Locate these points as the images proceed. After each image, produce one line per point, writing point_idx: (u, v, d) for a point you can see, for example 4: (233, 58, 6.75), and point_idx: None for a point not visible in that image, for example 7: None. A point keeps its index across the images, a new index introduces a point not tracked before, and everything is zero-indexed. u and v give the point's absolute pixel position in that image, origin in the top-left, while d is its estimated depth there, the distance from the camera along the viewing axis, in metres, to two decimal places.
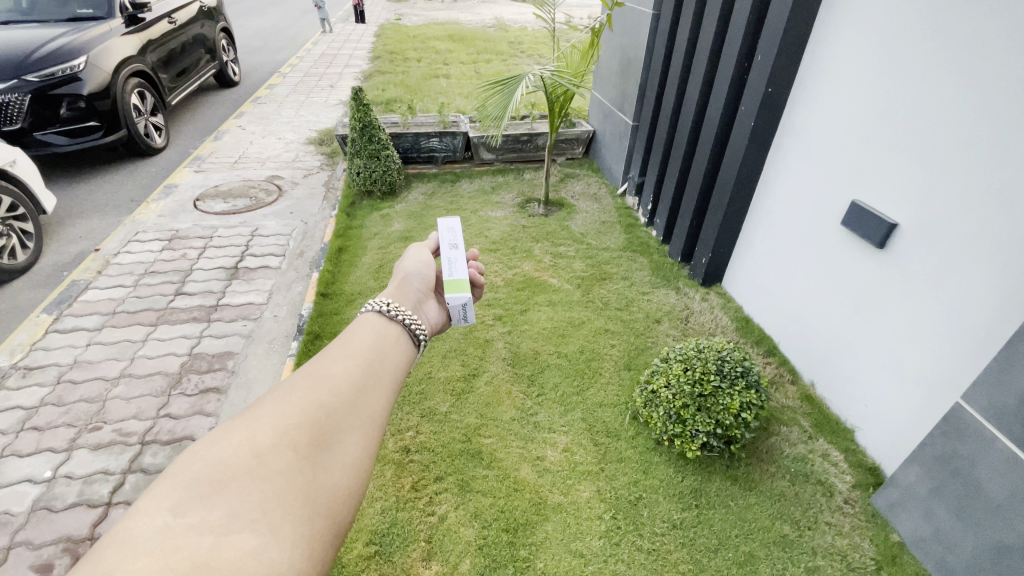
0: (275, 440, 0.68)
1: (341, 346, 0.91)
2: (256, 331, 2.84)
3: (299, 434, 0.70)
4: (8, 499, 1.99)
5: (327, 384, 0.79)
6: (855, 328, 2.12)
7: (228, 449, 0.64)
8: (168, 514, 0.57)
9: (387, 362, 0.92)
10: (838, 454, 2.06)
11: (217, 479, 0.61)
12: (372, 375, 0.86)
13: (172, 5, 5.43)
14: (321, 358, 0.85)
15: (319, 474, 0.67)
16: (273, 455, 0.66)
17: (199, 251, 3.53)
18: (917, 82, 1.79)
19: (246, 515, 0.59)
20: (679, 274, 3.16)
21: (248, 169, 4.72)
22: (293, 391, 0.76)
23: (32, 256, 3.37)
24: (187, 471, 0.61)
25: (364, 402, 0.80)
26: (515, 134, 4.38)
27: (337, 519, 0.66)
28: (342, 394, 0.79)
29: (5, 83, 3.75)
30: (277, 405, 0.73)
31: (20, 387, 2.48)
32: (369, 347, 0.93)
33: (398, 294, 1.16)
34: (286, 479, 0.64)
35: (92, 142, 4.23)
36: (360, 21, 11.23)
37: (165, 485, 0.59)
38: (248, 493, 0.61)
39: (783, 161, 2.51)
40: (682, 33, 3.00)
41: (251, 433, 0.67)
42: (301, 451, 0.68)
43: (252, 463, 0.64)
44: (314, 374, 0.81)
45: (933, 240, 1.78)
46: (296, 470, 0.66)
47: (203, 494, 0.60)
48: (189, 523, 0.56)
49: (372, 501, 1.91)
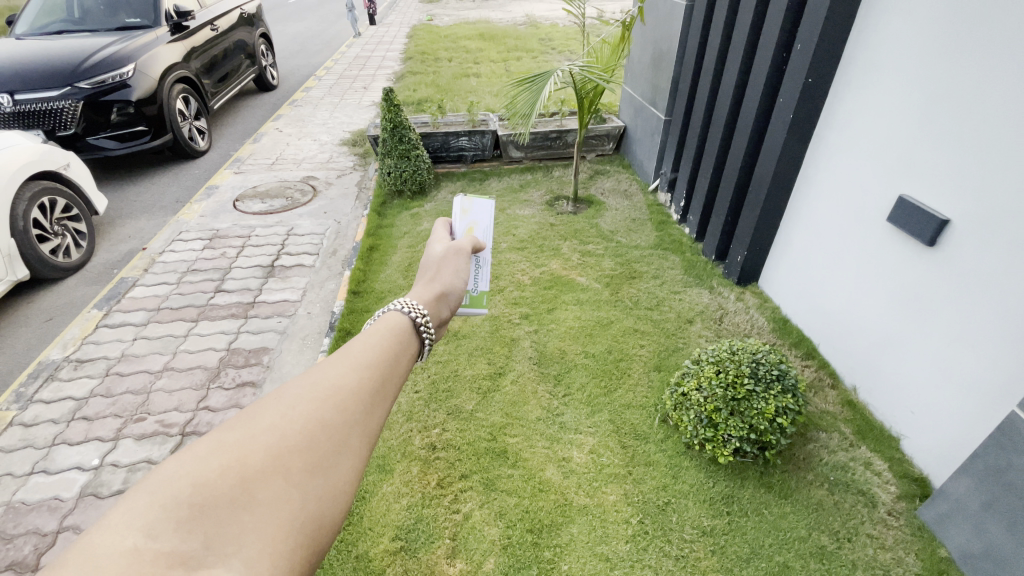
0: (270, 461, 0.59)
1: (361, 349, 0.81)
2: (291, 328, 2.92)
3: (296, 455, 0.61)
4: (59, 485, 2.11)
5: (338, 397, 0.71)
6: (900, 332, 2.01)
7: (213, 467, 0.56)
8: (136, 536, 0.49)
9: (404, 373, 0.83)
10: (881, 463, 1.95)
11: (195, 503, 0.53)
12: (387, 387, 0.77)
13: (215, 12, 5.64)
14: (336, 362, 0.76)
15: (313, 504, 0.60)
16: (264, 480, 0.58)
17: (238, 250, 3.65)
18: (971, 70, 1.68)
19: (221, 550, 0.51)
20: (713, 273, 3.06)
21: (284, 170, 4.86)
22: (298, 400, 0.68)
23: (85, 255, 3.56)
24: (164, 486, 0.53)
25: (374, 423, 0.72)
26: (544, 131, 4.35)
27: (323, 558, 0.59)
28: (352, 409, 0.70)
29: (60, 91, 3.97)
30: (278, 417, 0.64)
31: (72, 378, 2.63)
32: (389, 353, 0.84)
33: (434, 300, 1.05)
34: (274, 510, 0.56)
35: (140, 146, 4.45)
36: (372, 21, 11.35)
37: (139, 501, 0.52)
38: (228, 526, 0.53)
39: (824, 157, 2.39)
40: (717, 24, 2.91)
41: (244, 450, 0.59)
42: (297, 478, 0.60)
43: (239, 489, 0.56)
44: (326, 381, 0.72)
45: (990, 238, 1.65)
46: (288, 501, 0.58)
47: (178, 518, 0.51)
48: (155, 551, 0.48)
49: (399, 497, 1.92)
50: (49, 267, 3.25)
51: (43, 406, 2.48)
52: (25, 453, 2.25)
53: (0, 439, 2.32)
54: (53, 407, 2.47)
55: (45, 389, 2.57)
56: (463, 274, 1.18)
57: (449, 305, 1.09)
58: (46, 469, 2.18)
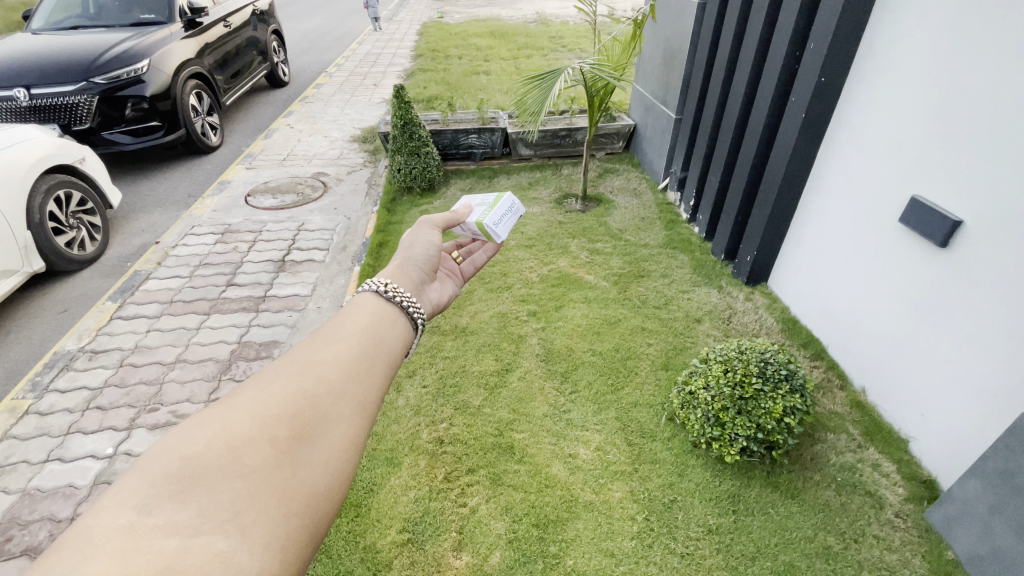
0: (253, 433, 0.69)
1: (332, 329, 0.92)
2: (300, 322, 2.95)
3: (278, 426, 0.71)
4: (74, 473, 2.15)
5: (314, 372, 0.81)
6: (910, 333, 2.00)
7: (200, 443, 0.66)
8: (133, 513, 0.58)
9: (381, 347, 0.93)
10: (889, 465, 1.94)
11: (187, 475, 0.63)
12: (362, 361, 0.87)
13: (228, 9, 5.69)
14: (310, 344, 0.86)
15: (298, 470, 0.68)
16: (249, 449, 0.67)
17: (250, 244, 3.70)
18: (987, 69, 1.66)
19: (215, 516, 0.60)
20: (722, 272, 3.05)
21: (295, 166, 4.90)
22: (276, 379, 0.78)
23: (100, 248, 3.62)
24: (157, 464, 0.63)
25: (352, 391, 0.81)
26: (554, 129, 4.36)
27: (315, 517, 0.67)
28: (328, 383, 0.80)
29: (76, 86, 4.03)
30: (258, 394, 0.74)
31: (87, 368, 2.68)
32: (364, 332, 0.94)
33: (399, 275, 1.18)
34: (262, 476, 0.65)
35: (154, 141, 4.50)
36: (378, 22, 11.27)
37: (133, 480, 0.61)
38: (221, 491, 0.63)
39: (834, 156, 2.39)
40: (730, 22, 2.89)
41: (227, 425, 0.69)
42: (280, 446, 0.69)
43: (226, 458, 0.65)
44: (301, 360, 0.82)
45: (1002, 238, 1.64)
46: (273, 468, 0.67)
47: (170, 491, 0.61)
48: (154, 523, 0.58)
49: (406, 490, 1.94)
50: (64, 260, 3.31)
51: (59, 395, 2.52)
52: (41, 441, 2.30)
53: (17, 428, 2.37)
54: (68, 397, 2.51)
55: (61, 378, 2.62)
56: (414, 237, 1.34)
57: (412, 263, 1.26)
58: (62, 457, 2.22)
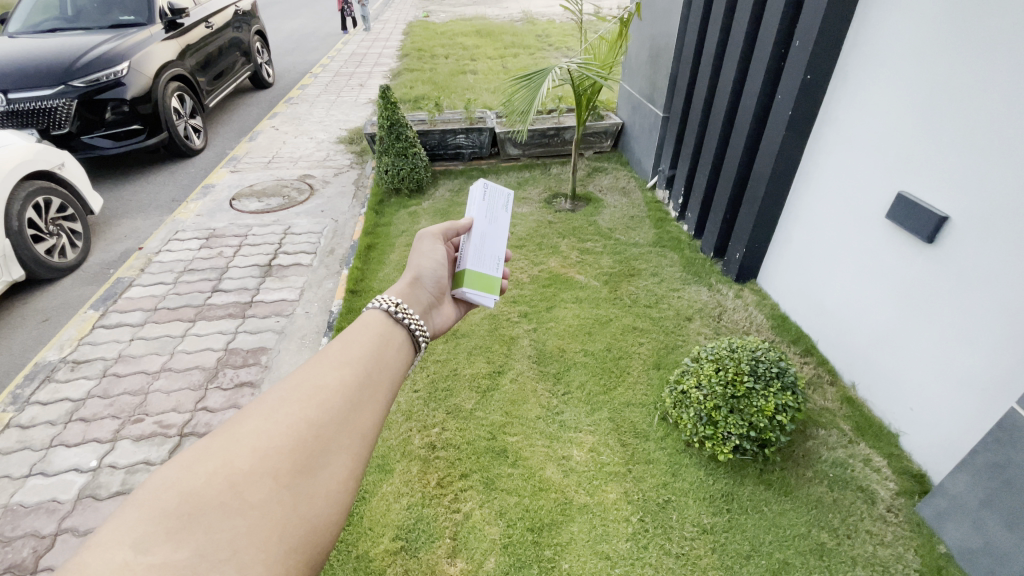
0: (255, 466, 0.67)
1: (337, 349, 0.89)
2: (289, 327, 2.91)
3: (281, 459, 0.69)
4: (57, 487, 2.10)
5: (318, 399, 0.79)
6: (898, 330, 2.02)
7: (201, 476, 0.64)
8: (130, 551, 0.56)
9: (385, 370, 0.92)
10: (880, 460, 1.96)
11: (186, 511, 0.60)
12: (367, 385, 0.85)
13: (209, 10, 5.60)
14: (316, 367, 0.84)
15: (300, 505, 0.67)
16: (250, 484, 0.65)
17: (236, 249, 3.64)
18: (971, 65, 1.67)
19: (213, 555, 0.58)
20: (712, 270, 3.06)
21: (281, 168, 4.83)
22: (280, 406, 0.76)
23: (81, 255, 3.54)
24: (154, 499, 0.60)
25: (355, 420, 0.80)
26: (541, 128, 4.35)
27: (312, 553, 0.66)
28: (333, 411, 0.78)
29: (53, 89, 3.94)
30: (261, 423, 0.72)
31: (68, 379, 2.61)
32: (370, 354, 0.92)
33: (410, 294, 1.16)
34: (263, 513, 0.64)
35: (136, 144, 4.42)
36: (354, 27, 10.97)
37: (131, 516, 0.58)
38: (220, 529, 0.60)
39: (821, 155, 2.40)
40: (716, 20, 2.90)
41: (229, 457, 0.66)
42: (282, 480, 0.67)
43: (226, 493, 0.63)
44: (306, 385, 0.80)
45: (988, 232, 1.66)
46: (273, 503, 0.65)
47: (169, 528, 0.59)
48: (151, 562, 0.55)
49: (398, 497, 1.92)
50: (45, 268, 3.23)
51: (40, 408, 2.46)
52: (23, 456, 2.24)
53: None
54: (50, 408, 2.45)
55: (42, 391, 2.55)
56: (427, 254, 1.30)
57: (422, 287, 1.22)
58: (44, 471, 2.17)
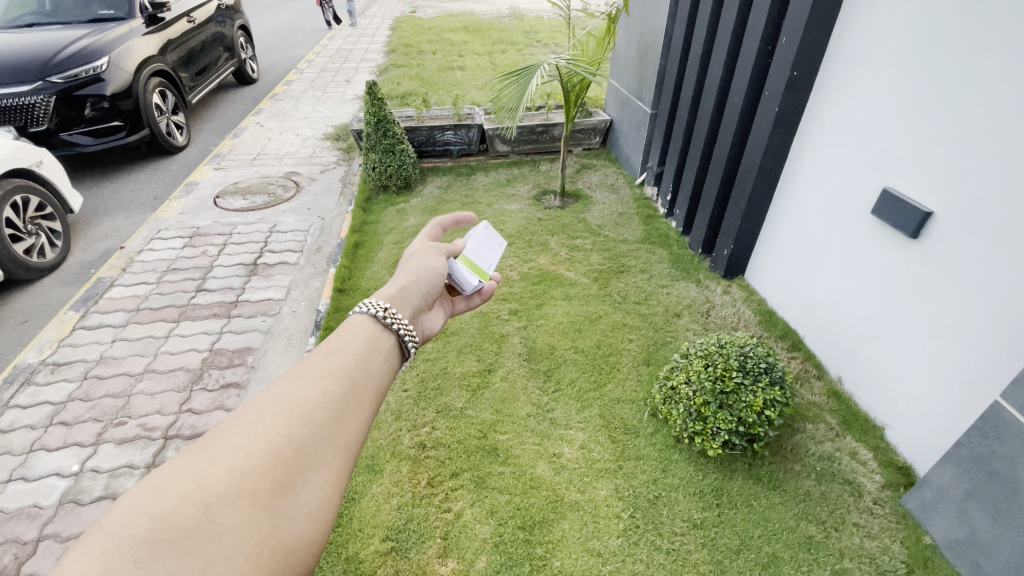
0: (231, 487, 0.65)
1: (321, 357, 0.87)
2: (275, 327, 2.87)
3: (259, 479, 0.67)
4: (37, 493, 2.05)
5: (299, 412, 0.77)
6: (884, 324, 2.04)
7: (173, 499, 0.62)
8: None
9: (371, 378, 0.90)
10: (866, 453, 1.98)
11: (157, 538, 0.59)
12: (351, 396, 0.83)
13: (191, 4, 5.49)
14: (297, 377, 0.82)
15: (278, 526, 0.66)
16: (226, 508, 0.63)
17: (220, 248, 3.58)
18: (955, 64, 1.69)
19: None
20: (700, 266, 3.07)
21: (266, 165, 4.76)
22: (259, 420, 0.74)
23: (61, 255, 3.46)
24: (123, 525, 0.59)
25: (338, 433, 0.78)
26: (530, 125, 4.33)
27: None
28: (314, 424, 0.76)
29: (31, 85, 3.84)
30: (239, 439, 0.70)
31: (48, 382, 2.55)
32: (355, 362, 0.90)
33: (399, 296, 1.13)
34: (239, 537, 0.62)
35: (116, 141, 4.32)
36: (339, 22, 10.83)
37: (98, 543, 0.56)
38: (193, 556, 0.59)
39: (808, 152, 2.41)
40: (703, 16, 2.90)
41: (204, 477, 0.65)
42: (259, 501, 0.66)
43: (200, 517, 0.62)
44: (287, 397, 0.78)
45: (970, 231, 1.69)
46: (250, 527, 0.64)
47: (138, 558, 0.57)
48: None
49: (388, 497, 1.90)
50: (23, 268, 3.15)
51: (20, 411, 2.40)
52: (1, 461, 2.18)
53: None
54: (30, 412, 2.40)
55: (21, 394, 2.49)
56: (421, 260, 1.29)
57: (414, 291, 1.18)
58: (24, 477, 2.12)
